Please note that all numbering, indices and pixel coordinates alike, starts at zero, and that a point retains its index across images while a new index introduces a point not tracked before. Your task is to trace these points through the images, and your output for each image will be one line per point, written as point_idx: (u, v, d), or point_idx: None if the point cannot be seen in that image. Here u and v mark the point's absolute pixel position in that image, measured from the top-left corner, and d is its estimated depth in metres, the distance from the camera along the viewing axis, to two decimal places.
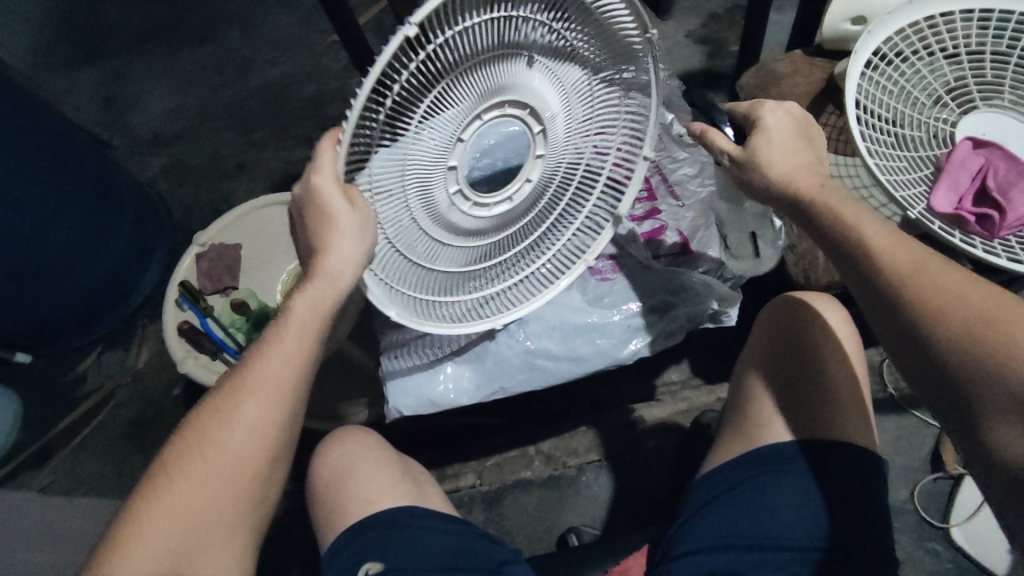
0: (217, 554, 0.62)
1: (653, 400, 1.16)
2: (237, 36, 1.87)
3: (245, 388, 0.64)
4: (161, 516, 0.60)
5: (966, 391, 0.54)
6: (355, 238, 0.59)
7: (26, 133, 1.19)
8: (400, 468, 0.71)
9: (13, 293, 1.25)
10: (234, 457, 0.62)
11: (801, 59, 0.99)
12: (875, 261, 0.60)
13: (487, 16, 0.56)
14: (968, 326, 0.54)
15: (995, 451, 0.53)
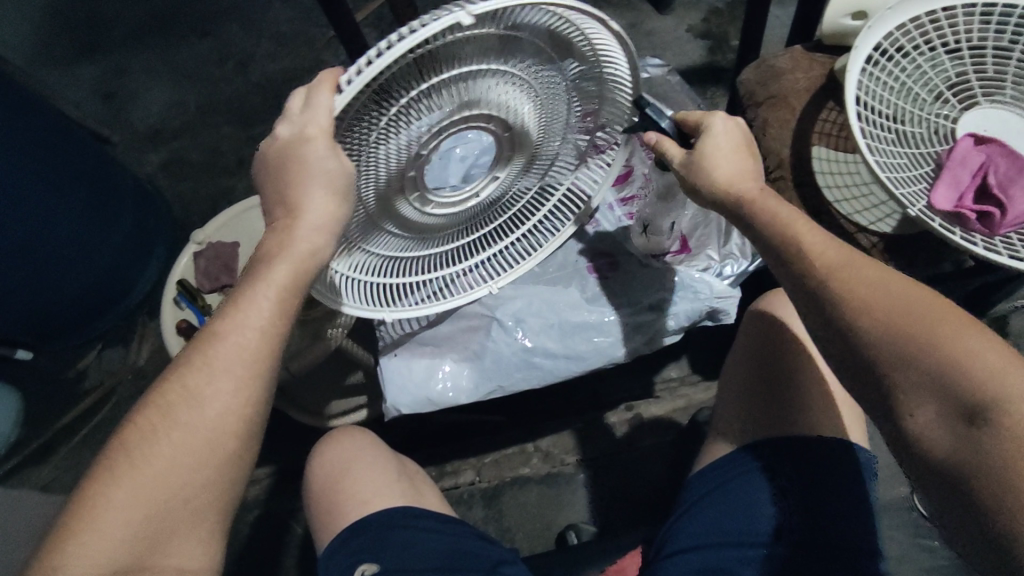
0: (185, 541, 0.54)
1: (652, 397, 1.16)
2: (237, 32, 1.86)
3: (212, 362, 0.55)
4: (113, 507, 0.51)
5: (892, 385, 0.54)
6: (334, 196, 0.56)
7: (24, 130, 1.18)
8: (396, 468, 0.71)
9: (13, 291, 1.25)
10: (196, 440, 0.54)
11: (801, 54, 0.98)
12: (812, 264, 0.58)
13: (486, 38, 0.54)
14: (897, 321, 0.53)
15: (919, 437, 0.52)
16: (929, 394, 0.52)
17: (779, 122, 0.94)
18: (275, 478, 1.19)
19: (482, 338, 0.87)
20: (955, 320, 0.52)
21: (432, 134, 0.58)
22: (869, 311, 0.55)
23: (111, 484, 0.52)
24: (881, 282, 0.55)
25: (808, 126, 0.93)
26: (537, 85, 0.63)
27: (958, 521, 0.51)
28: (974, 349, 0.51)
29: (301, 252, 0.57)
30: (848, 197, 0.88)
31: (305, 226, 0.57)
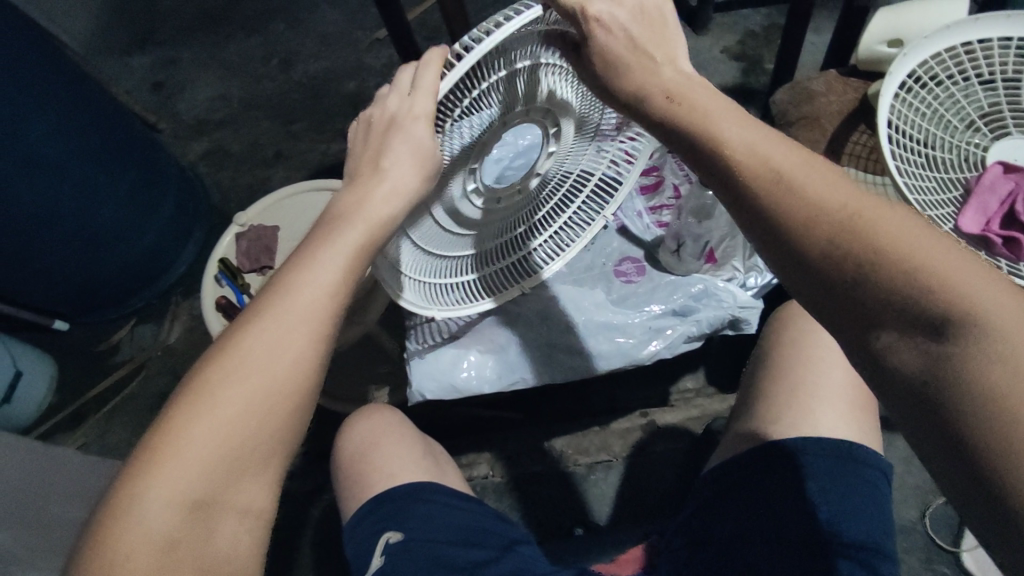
0: (252, 480, 0.53)
1: (666, 405, 1.18)
2: (283, 30, 1.93)
3: (288, 310, 0.56)
4: (188, 444, 0.51)
5: (858, 301, 0.42)
6: (419, 172, 0.61)
7: (80, 111, 1.25)
8: (423, 447, 0.74)
9: (59, 262, 1.32)
10: (271, 384, 0.54)
11: (835, 78, 1.01)
12: (744, 167, 0.46)
13: (543, 41, 0.60)
14: (863, 229, 0.42)
15: (888, 359, 0.41)
16: (898, 321, 0.41)
17: (809, 142, 0.97)
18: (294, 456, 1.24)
19: (507, 331, 0.90)
20: (916, 225, 0.42)
21: (493, 128, 0.64)
22: (818, 225, 0.43)
23: (186, 420, 0.52)
24: (826, 188, 0.44)
25: (838, 148, 0.95)
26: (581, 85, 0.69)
27: (938, 463, 0.40)
28: (941, 267, 0.40)
29: (376, 220, 0.62)
30: None
31: (379, 194, 0.62)
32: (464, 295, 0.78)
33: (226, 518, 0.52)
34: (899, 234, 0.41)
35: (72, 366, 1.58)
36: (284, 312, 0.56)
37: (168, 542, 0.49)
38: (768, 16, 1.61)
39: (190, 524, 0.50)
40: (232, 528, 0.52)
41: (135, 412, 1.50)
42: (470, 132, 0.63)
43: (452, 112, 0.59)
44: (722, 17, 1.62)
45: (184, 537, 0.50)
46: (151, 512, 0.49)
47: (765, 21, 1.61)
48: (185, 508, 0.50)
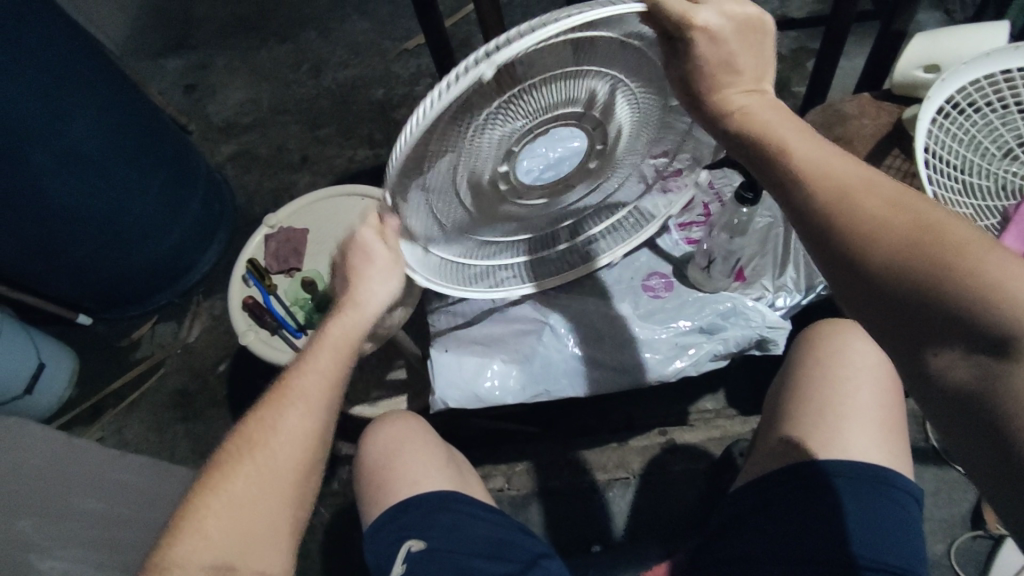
0: (263, 549, 0.63)
1: (686, 425, 1.16)
2: (314, 39, 1.97)
3: (287, 404, 0.66)
4: (211, 527, 0.62)
5: (910, 318, 0.43)
6: (390, 279, 0.68)
7: (117, 109, 1.28)
8: (444, 454, 0.74)
9: (90, 254, 1.35)
10: (277, 470, 0.64)
11: (869, 101, 1.00)
12: (811, 177, 0.49)
13: (578, 38, 0.53)
14: (916, 244, 0.43)
15: (937, 377, 0.42)
16: (951, 326, 0.41)
17: None
18: None
19: (533, 341, 0.90)
20: (979, 238, 0.42)
21: (526, 131, 0.61)
22: (872, 234, 0.45)
23: (208, 504, 0.62)
24: (890, 200, 0.46)
25: (871, 171, 0.95)
26: (631, 92, 0.65)
27: (986, 477, 0.40)
28: (1002, 274, 0.40)
29: (355, 317, 0.69)
30: None
31: (362, 300, 0.69)
32: (490, 283, 0.82)
33: None
34: (963, 242, 0.42)
35: (93, 361, 1.59)
36: (290, 404, 0.66)
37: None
38: (797, 38, 1.61)
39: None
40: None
41: (152, 408, 1.50)
42: (500, 135, 0.59)
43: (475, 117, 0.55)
44: None
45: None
46: None
47: (794, 44, 1.61)
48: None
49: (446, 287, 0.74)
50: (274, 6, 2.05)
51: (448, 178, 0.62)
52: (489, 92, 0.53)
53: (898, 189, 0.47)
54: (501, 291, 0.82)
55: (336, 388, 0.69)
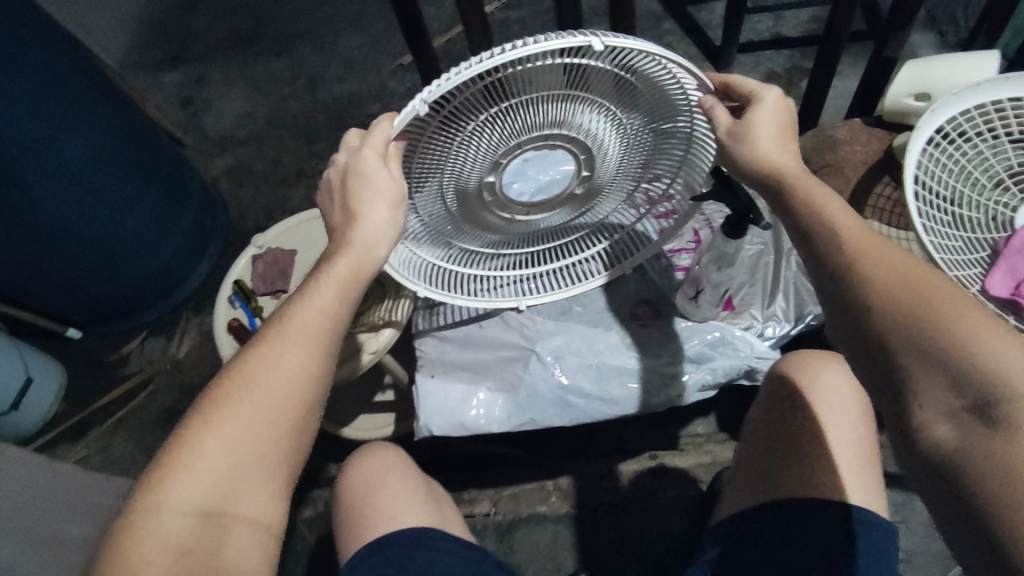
0: (256, 498, 0.55)
1: (677, 449, 1.15)
2: (310, 53, 1.97)
3: (286, 333, 0.59)
4: (200, 461, 0.54)
5: (903, 374, 0.50)
6: (389, 206, 0.62)
7: (111, 126, 1.27)
8: (424, 488, 0.73)
9: (80, 270, 1.34)
10: (271, 405, 0.56)
11: (860, 127, 1.00)
12: (841, 241, 0.55)
13: (559, 61, 0.57)
14: (922, 309, 0.50)
15: (923, 431, 0.49)
16: (939, 387, 0.48)
17: (832, 192, 0.96)
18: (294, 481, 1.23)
19: (519, 369, 0.89)
20: (979, 308, 0.49)
21: (509, 144, 0.65)
22: (889, 295, 0.52)
23: (196, 434, 0.54)
24: (906, 271, 0.52)
25: (862, 198, 0.94)
26: (626, 123, 0.68)
27: (947, 522, 0.47)
28: (987, 348, 0.47)
29: (360, 249, 0.62)
30: None
31: (365, 233, 0.62)
32: (463, 288, 0.82)
33: (236, 533, 0.54)
34: (961, 317, 0.49)
35: (82, 376, 1.58)
36: (289, 334, 0.59)
37: (182, 552, 0.51)
38: (791, 58, 1.61)
39: (202, 536, 0.53)
40: (242, 544, 0.54)
41: (140, 425, 1.49)
42: (492, 141, 0.64)
43: (462, 122, 0.61)
44: (744, 58, 1.63)
45: (197, 547, 0.52)
46: (164, 526, 0.52)
47: (789, 63, 1.61)
48: (197, 520, 0.53)
49: (410, 282, 0.74)
50: (272, 20, 2.06)
51: (438, 165, 0.66)
52: (501, 85, 0.58)
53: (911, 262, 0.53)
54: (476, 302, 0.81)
55: (339, 324, 0.62)
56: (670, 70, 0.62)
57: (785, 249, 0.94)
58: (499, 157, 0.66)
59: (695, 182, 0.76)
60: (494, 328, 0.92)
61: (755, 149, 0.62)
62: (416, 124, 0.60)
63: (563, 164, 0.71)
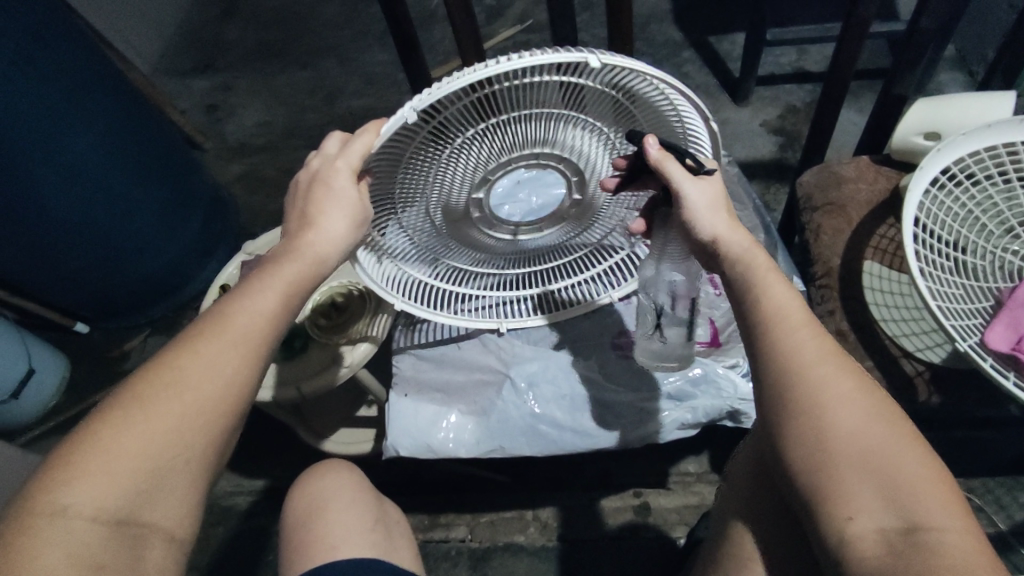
0: (176, 502, 0.53)
1: (663, 488, 1.11)
2: (334, 66, 2.00)
3: (224, 334, 0.58)
4: (115, 459, 0.51)
5: (834, 493, 0.52)
6: (349, 222, 0.64)
7: (131, 126, 1.28)
8: (373, 516, 0.72)
9: (82, 269, 1.35)
10: (204, 407, 0.55)
11: (867, 165, 0.96)
12: (799, 345, 0.56)
13: (554, 79, 0.58)
14: (853, 437, 0.52)
15: (846, 544, 0.50)
16: (879, 503, 0.50)
17: (833, 230, 0.92)
18: (275, 492, 1.22)
19: (492, 394, 0.89)
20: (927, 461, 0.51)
21: (498, 161, 0.65)
22: (833, 403, 0.53)
23: (113, 432, 0.52)
24: (847, 387, 0.54)
25: (864, 238, 0.90)
26: (617, 143, 0.68)
27: None
28: (920, 480, 0.50)
29: (308, 257, 0.63)
30: (896, 317, 0.83)
31: (320, 238, 0.63)
32: (446, 307, 0.84)
33: (154, 545, 0.52)
34: (895, 450, 0.51)
35: (82, 368, 1.59)
36: (228, 336, 0.58)
37: (95, 564, 0.49)
38: (812, 92, 1.58)
39: (116, 549, 0.50)
40: (159, 554, 0.52)
41: None
42: (478, 157, 0.63)
43: (447, 139, 0.61)
44: (764, 90, 1.60)
45: (111, 561, 0.50)
46: (70, 528, 0.49)
47: (809, 97, 1.58)
48: (108, 528, 0.50)
49: (390, 295, 0.76)
50: (300, 33, 2.11)
51: (423, 180, 0.66)
52: (490, 100, 0.58)
53: (856, 377, 0.55)
54: (466, 322, 0.82)
55: (279, 327, 0.62)
56: (669, 95, 0.62)
57: None
58: (488, 173, 0.66)
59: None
60: (472, 349, 0.93)
61: (706, 228, 0.62)
62: (398, 138, 0.60)
63: (546, 180, 0.71)
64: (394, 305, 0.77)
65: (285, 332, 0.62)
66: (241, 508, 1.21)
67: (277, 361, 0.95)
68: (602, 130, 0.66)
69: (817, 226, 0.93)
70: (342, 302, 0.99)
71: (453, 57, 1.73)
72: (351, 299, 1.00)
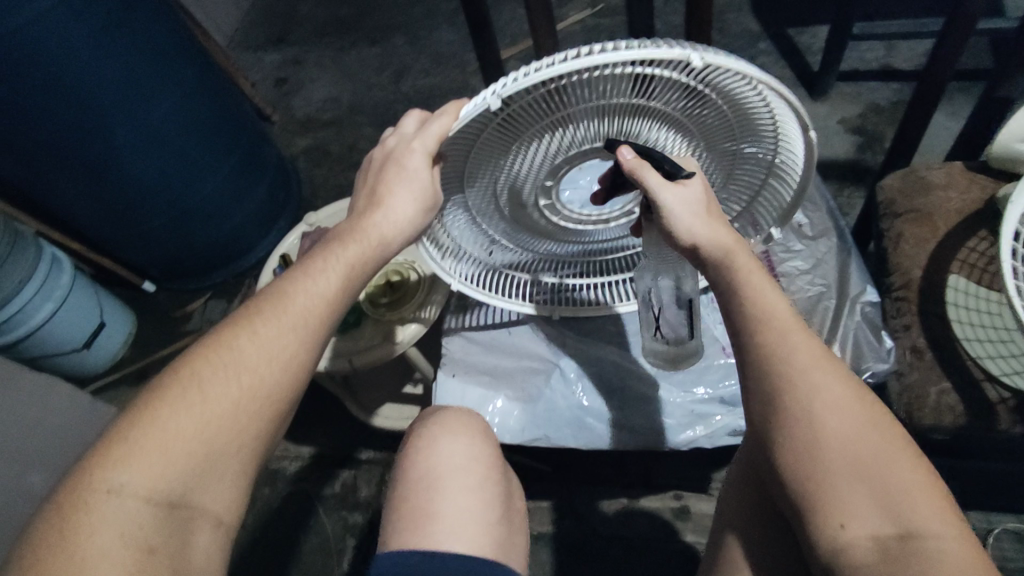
0: (224, 488, 0.54)
1: (705, 493, 1.08)
2: (401, 45, 2.01)
3: (284, 319, 0.59)
4: (171, 438, 0.52)
5: (825, 497, 0.51)
6: (416, 205, 0.64)
7: (202, 93, 1.31)
8: (496, 512, 0.71)
9: (153, 231, 1.41)
10: (261, 393, 0.56)
11: (959, 172, 0.90)
12: (784, 349, 0.56)
13: (640, 75, 0.55)
14: (843, 441, 0.52)
15: (842, 551, 0.50)
16: (874, 510, 0.50)
17: (916, 239, 0.86)
18: (321, 459, 1.25)
19: (541, 383, 0.91)
20: (914, 462, 0.51)
21: (570, 151, 0.63)
22: (814, 412, 0.53)
23: (170, 413, 0.53)
24: (843, 394, 0.54)
25: (951, 250, 0.84)
26: (699, 139, 0.65)
27: None
28: (913, 487, 0.50)
29: (372, 239, 0.64)
30: (981, 337, 0.78)
31: (385, 220, 0.64)
32: (505, 290, 0.84)
33: (201, 530, 0.53)
34: (880, 453, 0.51)
35: (148, 325, 1.66)
36: (285, 318, 0.59)
37: (144, 548, 0.49)
38: (898, 91, 1.48)
39: (165, 532, 0.50)
40: (206, 539, 0.53)
41: None
42: (549, 147, 0.62)
43: (521, 128, 0.59)
44: (845, 87, 1.51)
45: (161, 546, 0.50)
46: (124, 507, 0.50)
47: (895, 96, 1.48)
48: (160, 510, 0.51)
49: (449, 276, 0.78)
50: (370, 11, 2.13)
51: (493, 165, 0.64)
52: (569, 93, 0.56)
53: (851, 384, 0.55)
54: (521, 306, 0.83)
55: (337, 313, 0.62)
56: (763, 93, 0.59)
57: (850, 296, 0.91)
58: (560, 163, 0.64)
59: (765, 215, 0.78)
60: (523, 337, 0.95)
61: (687, 234, 0.61)
62: (472, 124, 0.58)
63: None
64: (455, 289, 0.78)
65: (342, 317, 0.63)
66: (288, 472, 1.25)
67: (334, 334, 0.97)
68: (685, 126, 0.63)
69: (902, 233, 0.88)
70: (399, 282, 0.99)
71: (521, 39, 1.71)
72: (407, 280, 1.00)
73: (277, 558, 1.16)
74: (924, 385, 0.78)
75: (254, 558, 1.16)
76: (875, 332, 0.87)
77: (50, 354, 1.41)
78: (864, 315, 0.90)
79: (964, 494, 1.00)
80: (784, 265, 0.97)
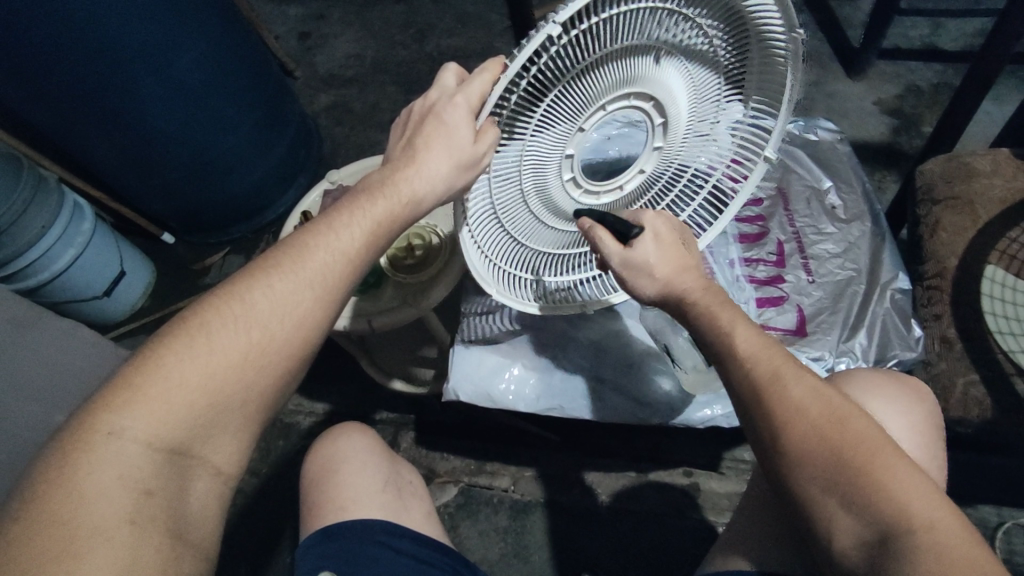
0: (228, 441, 0.55)
1: (715, 472, 1.09)
2: (428, 3, 1.96)
3: (302, 272, 0.59)
4: (176, 385, 0.52)
5: (812, 509, 0.52)
6: (450, 162, 0.60)
7: (229, 41, 1.29)
8: (385, 480, 0.77)
9: (173, 181, 1.40)
10: (275, 348, 0.57)
11: (1006, 159, 0.89)
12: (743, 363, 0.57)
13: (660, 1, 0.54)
14: (813, 451, 0.52)
15: (836, 559, 0.51)
16: (852, 516, 0.50)
17: (955, 226, 0.86)
18: (335, 416, 1.27)
19: (556, 354, 0.91)
20: (892, 449, 0.51)
21: (595, 104, 0.60)
22: (782, 423, 0.54)
23: (176, 360, 0.53)
24: (804, 398, 0.54)
25: (989, 240, 0.85)
26: (700, 77, 0.65)
27: None
28: (893, 479, 0.49)
29: (402, 196, 0.63)
30: (1014, 331, 0.80)
31: (416, 177, 0.63)
32: (518, 291, 0.77)
33: (200, 479, 0.53)
34: (856, 450, 0.51)
35: (167, 275, 1.67)
36: (302, 271, 0.59)
37: (143, 490, 0.50)
38: (942, 72, 1.43)
39: (164, 477, 0.51)
40: (203, 488, 0.54)
41: None
42: (577, 102, 0.58)
43: (556, 80, 0.55)
44: (885, 66, 1.46)
45: (158, 490, 0.51)
46: (126, 450, 0.50)
47: (937, 78, 1.42)
48: (160, 456, 0.51)
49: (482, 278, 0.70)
50: None
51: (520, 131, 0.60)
52: (602, 33, 0.53)
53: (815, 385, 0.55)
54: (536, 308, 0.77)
55: (360, 270, 0.62)
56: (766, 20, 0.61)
57: (881, 282, 0.89)
58: (584, 123, 0.61)
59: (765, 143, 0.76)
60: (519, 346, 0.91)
61: (645, 286, 0.65)
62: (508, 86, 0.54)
63: None
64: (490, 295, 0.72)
65: (362, 277, 0.62)
66: (301, 427, 1.27)
67: (354, 295, 0.97)
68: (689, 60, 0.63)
69: (939, 222, 0.87)
70: (421, 247, 0.98)
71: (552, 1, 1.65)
72: (430, 245, 0.99)
73: (287, 510, 1.18)
74: (952, 376, 0.80)
75: (265, 508, 1.18)
76: (904, 319, 0.86)
77: (71, 299, 1.42)
78: (893, 301, 0.87)
79: (974, 485, 1.00)
80: (814, 247, 0.95)
